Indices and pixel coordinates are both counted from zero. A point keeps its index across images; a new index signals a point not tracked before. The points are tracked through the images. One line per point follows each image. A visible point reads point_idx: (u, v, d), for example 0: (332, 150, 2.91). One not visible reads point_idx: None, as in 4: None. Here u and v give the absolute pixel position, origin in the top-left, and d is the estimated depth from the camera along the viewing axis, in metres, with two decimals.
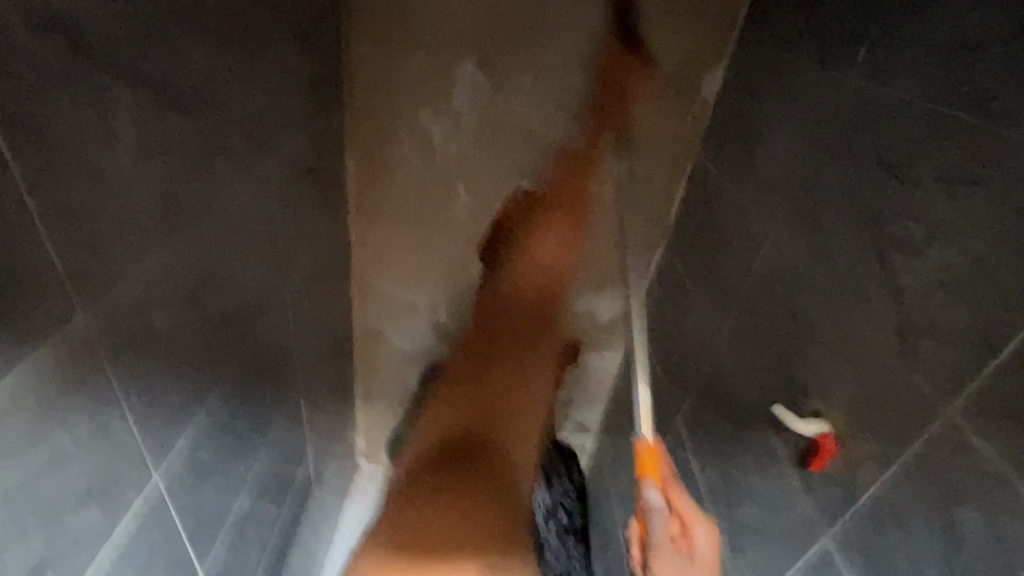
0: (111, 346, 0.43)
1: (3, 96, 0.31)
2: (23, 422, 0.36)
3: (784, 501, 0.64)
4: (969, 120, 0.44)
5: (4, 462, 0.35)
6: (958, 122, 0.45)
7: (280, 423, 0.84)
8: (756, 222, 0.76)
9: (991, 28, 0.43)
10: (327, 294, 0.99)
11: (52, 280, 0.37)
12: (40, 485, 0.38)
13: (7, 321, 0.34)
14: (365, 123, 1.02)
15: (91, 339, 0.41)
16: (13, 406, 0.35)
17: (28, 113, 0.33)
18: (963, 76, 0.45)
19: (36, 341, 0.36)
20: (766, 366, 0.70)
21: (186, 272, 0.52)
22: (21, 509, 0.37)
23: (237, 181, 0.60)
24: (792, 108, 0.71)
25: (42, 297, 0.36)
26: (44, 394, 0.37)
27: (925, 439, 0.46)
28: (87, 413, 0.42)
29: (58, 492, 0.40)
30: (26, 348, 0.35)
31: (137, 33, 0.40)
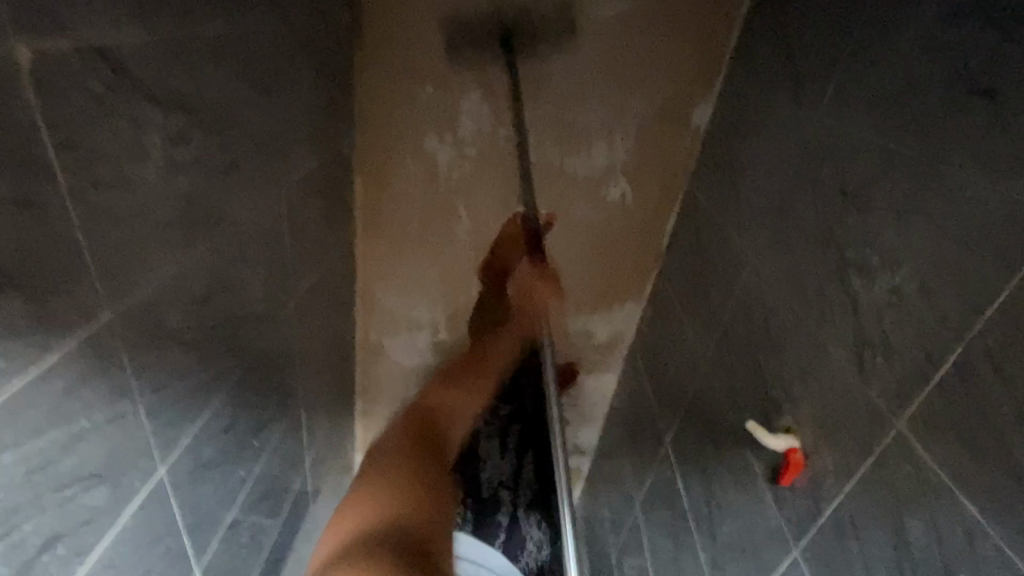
0: (129, 340, 0.48)
1: (55, 118, 0.37)
2: (50, 403, 0.40)
3: (760, 517, 0.66)
4: (914, 152, 0.48)
5: (31, 438, 0.39)
6: (905, 154, 0.49)
7: (281, 430, 0.88)
8: (738, 249, 0.81)
9: (930, 75, 0.47)
10: (332, 308, 1.04)
11: (83, 278, 0.41)
12: (58, 463, 0.42)
13: (44, 310, 0.38)
14: (374, 148, 1.08)
15: (113, 332, 0.45)
16: (43, 388, 0.39)
17: (74, 133, 0.38)
18: (909, 113, 0.49)
19: (66, 331, 0.41)
20: (746, 385, 0.72)
21: (201, 278, 0.57)
22: (42, 484, 0.41)
23: (252, 197, 0.65)
24: (771, 143, 0.76)
25: (74, 291, 0.41)
26: (68, 379, 0.42)
27: (880, 451, 0.48)
28: (104, 399, 0.46)
29: (73, 472, 0.44)
30: (57, 337, 0.40)
31: (169, 62, 0.46)
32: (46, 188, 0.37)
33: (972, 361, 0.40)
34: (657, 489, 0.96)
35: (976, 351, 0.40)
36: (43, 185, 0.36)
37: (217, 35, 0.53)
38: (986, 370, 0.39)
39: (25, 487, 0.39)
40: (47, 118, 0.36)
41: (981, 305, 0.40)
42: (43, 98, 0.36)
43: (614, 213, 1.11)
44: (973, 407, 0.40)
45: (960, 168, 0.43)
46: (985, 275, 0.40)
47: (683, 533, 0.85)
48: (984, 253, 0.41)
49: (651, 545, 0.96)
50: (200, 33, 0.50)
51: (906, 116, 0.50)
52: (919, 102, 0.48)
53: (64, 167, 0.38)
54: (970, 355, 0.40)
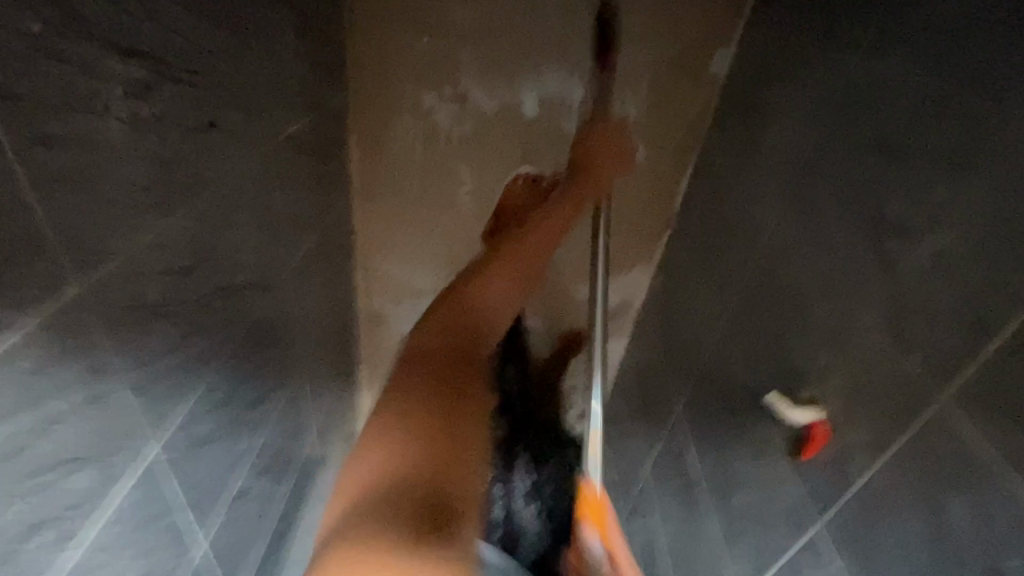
0: (107, 315, 0.44)
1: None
2: (18, 386, 0.37)
3: (777, 488, 0.64)
4: (970, 94, 0.43)
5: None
6: (959, 96, 0.43)
7: (281, 401, 0.85)
8: (759, 210, 0.75)
9: (995, 4, 0.41)
10: (330, 277, 1.01)
11: (48, 248, 0.38)
12: (35, 448, 0.39)
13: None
14: (368, 106, 1.02)
15: (87, 307, 0.42)
16: (7, 371, 0.36)
17: (19, 86, 0.34)
18: (966, 49, 0.43)
19: (28, 310, 0.37)
20: (765, 352, 0.69)
21: (184, 247, 0.53)
22: (17, 470, 0.38)
23: (236, 158, 0.60)
24: (798, 90, 0.69)
25: (39, 262, 0.37)
26: (36, 361, 0.38)
27: (917, 425, 0.45)
28: (83, 380, 0.43)
29: (54, 456, 0.41)
30: (18, 316, 0.36)
31: (128, 2, 0.41)
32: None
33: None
34: (667, 457, 0.95)
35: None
36: None
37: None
38: None
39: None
40: None
41: None
42: None
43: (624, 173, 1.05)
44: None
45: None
46: None
47: (694, 501, 0.84)
48: None
49: (661, 512, 0.95)
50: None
51: (961, 54, 0.44)
52: (979, 37, 0.42)
53: (10, 123, 0.33)
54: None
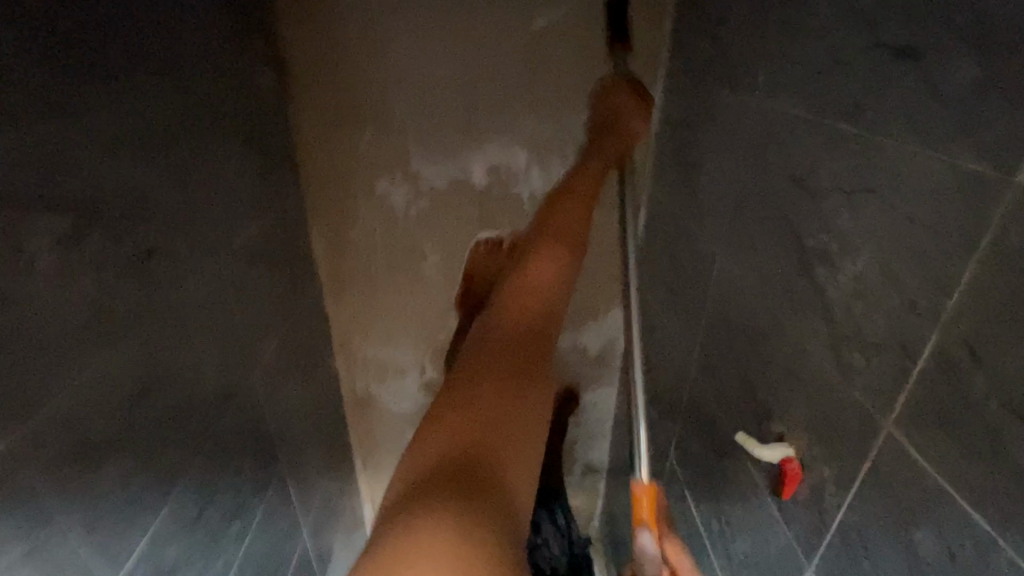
0: (49, 463, 0.45)
1: None
2: None
3: (768, 530, 0.61)
4: (860, 128, 0.44)
5: None
6: (847, 131, 0.46)
7: (266, 503, 0.84)
8: (705, 246, 0.77)
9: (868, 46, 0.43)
10: (308, 368, 1.02)
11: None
12: None
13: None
14: (324, 202, 1.04)
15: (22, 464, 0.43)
16: None
17: None
18: (852, 85, 0.45)
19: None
20: (733, 387, 0.68)
21: (133, 377, 0.54)
22: None
23: (186, 277, 0.62)
24: (721, 133, 0.71)
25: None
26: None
27: (876, 455, 0.44)
28: (26, 529, 0.44)
29: None
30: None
31: (38, 165, 0.42)
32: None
33: (958, 351, 0.36)
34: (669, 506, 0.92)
35: (961, 341, 0.36)
36: None
37: (114, 116, 0.50)
38: (979, 361, 0.35)
39: None
40: None
41: (952, 290, 0.37)
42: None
43: None
44: (968, 407, 0.36)
45: (917, 148, 0.39)
46: (964, 262, 0.36)
47: (701, 551, 0.81)
48: (961, 239, 0.36)
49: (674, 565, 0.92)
50: (90, 119, 0.47)
51: (849, 89, 0.45)
52: (861, 70, 0.44)
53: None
54: (972, 353, 0.36)
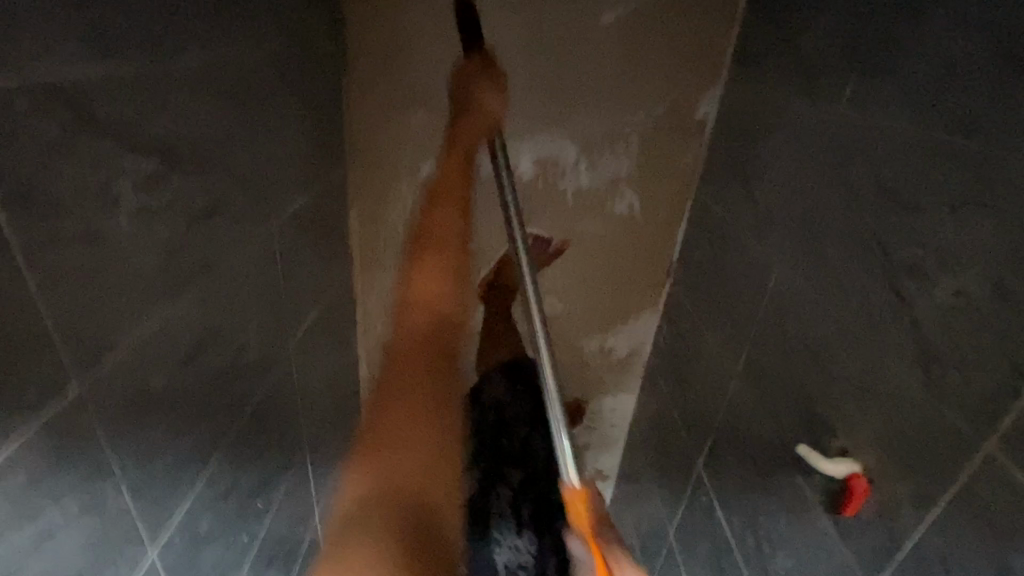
0: (103, 412, 0.41)
1: (18, 189, 0.33)
2: (7, 502, 0.34)
3: (821, 548, 0.60)
4: (985, 140, 0.42)
5: None
6: (959, 136, 0.45)
7: (287, 482, 0.82)
8: (760, 255, 0.77)
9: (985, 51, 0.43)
10: (335, 346, 1.00)
11: (13, 364, 0.33)
12: (21, 569, 0.35)
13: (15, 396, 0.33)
14: (366, 182, 1.02)
15: (83, 403, 0.39)
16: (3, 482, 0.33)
17: (39, 194, 0.34)
18: (993, 91, 0.42)
19: (25, 415, 0.34)
20: (785, 400, 0.68)
21: (192, 333, 0.52)
22: None
23: (245, 240, 0.61)
24: (792, 138, 0.71)
25: (25, 365, 0.34)
26: (31, 469, 0.35)
27: (965, 473, 0.43)
28: (84, 483, 0.40)
29: (44, 573, 0.37)
30: (9, 424, 0.33)
31: (123, 100, 0.40)
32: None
33: None
34: (692, 519, 0.93)
35: None
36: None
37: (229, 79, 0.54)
38: None
39: None
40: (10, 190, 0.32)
41: None
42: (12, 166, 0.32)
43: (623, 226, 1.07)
44: None
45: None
46: None
47: (728, 565, 0.80)
48: None
49: None
50: (212, 78, 0.51)
51: (987, 100, 0.43)
52: (981, 74, 0.43)
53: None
54: None
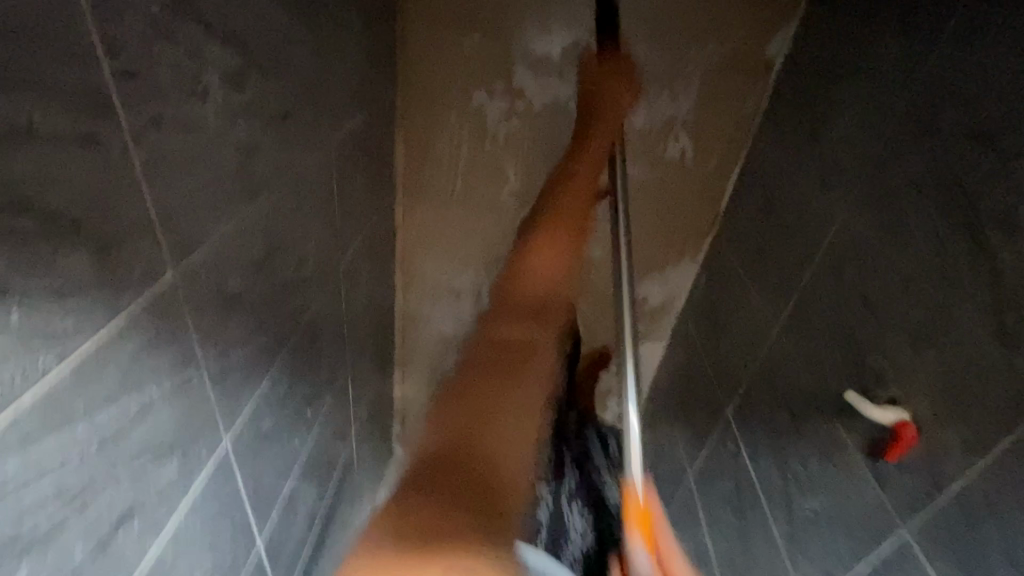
0: (189, 299, 0.42)
1: (128, 64, 0.33)
2: (123, 369, 0.35)
3: (852, 491, 0.61)
4: None
5: (109, 405, 0.34)
6: None
7: (332, 397, 0.86)
8: (820, 206, 0.75)
9: None
10: (376, 274, 1.02)
11: (122, 236, 0.34)
12: (133, 433, 0.37)
13: (125, 267, 0.34)
14: (415, 109, 1.01)
15: (174, 289, 0.40)
16: (118, 351, 0.35)
17: (144, 73, 0.34)
18: None
19: (135, 290, 0.35)
20: (832, 350, 0.68)
21: (262, 237, 0.53)
22: (120, 453, 0.36)
23: (307, 152, 0.61)
24: (873, 80, 0.68)
25: (128, 241, 0.35)
26: (139, 343, 0.37)
27: (1022, 420, 0.42)
28: (177, 364, 0.41)
29: (148, 441, 0.39)
30: (125, 297, 0.34)
31: None
32: (97, 112, 0.31)
33: None
34: (715, 463, 0.95)
35: None
36: (110, 125, 0.32)
37: None
38: None
39: (102, 458, 0.35)
40: (120, 63, 0.32)
41: None
42: (123, 39, 0.32)
43: (672, 171, 1.04)
44: None
45: None
46: None
47: (750, 505, 0.83)
48: None
49: (711, 521, 0.95)
50: None
51: None
52: None
53: (92, 59, 0.30)
54: None
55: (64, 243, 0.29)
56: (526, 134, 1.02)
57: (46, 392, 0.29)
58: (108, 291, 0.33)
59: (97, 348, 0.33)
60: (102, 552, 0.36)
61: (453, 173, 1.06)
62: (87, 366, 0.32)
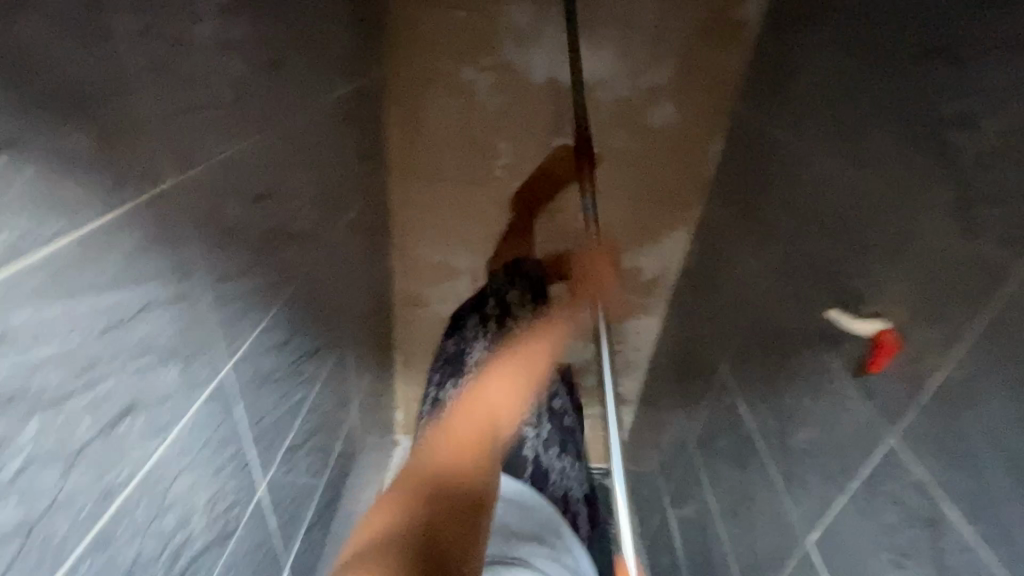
0: (193, 213, 0.45)
1: None
2: (125, 261, 0.37)
3: (841, 415, 0.62)
4: None
5: (110, 289, 0.36)
6: None
7: (331, 361, 0.87)
8: (799, 151, 0.77)
9: None
10: (371, 249, 1.04)
11: (118, 131, 0.35)
12: (134, 327, 0.39)
13: (121, 160, 0.36)
14: (408, 89, 1.04)
15: (177, 198, 0.42)
16: (117, 241, 0.36)
17: None
18: None
19: (136, 188, 0.37)
20: (815, 283, 0.69)
21: (259, 174, 0.55)
22: (122, 343, 0.38)
23: (301, 104, 0.64)
24: (839, 25, 0.71)
25: (127, 142, 0.36)
26: (140, 240, 0.39)
27: (997, 303, 0.44)
28: (176, 272, 0.43)
29: (149, 340, 0.41)
30: (126, 191, 0.37)
31: None
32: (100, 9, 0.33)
33: None
34: (715, 421, 0.96)
35: None
36: (109, 24, 0.34)
37: None
38: None
39: (106, 341, 0.36)
40: None
41: None
42: None
43: (658, 140, 1.08)
44: None
45: None
46: None
47: (749, 454, 0.83)
48: None
49: (714, 480, 0.95)
50: None
51: None
52: None
53: None
54: None
55: (80, 130, 0.32)
56: (516, 110, 1.05)
57: (44, 260, 0.31)
58: (122, 178, 0.36)
59: (96, 230, 0.34)
60: (105, 438, 0.37)
61: (445, 151, 1.09)
62: (87, 244, 0.34)
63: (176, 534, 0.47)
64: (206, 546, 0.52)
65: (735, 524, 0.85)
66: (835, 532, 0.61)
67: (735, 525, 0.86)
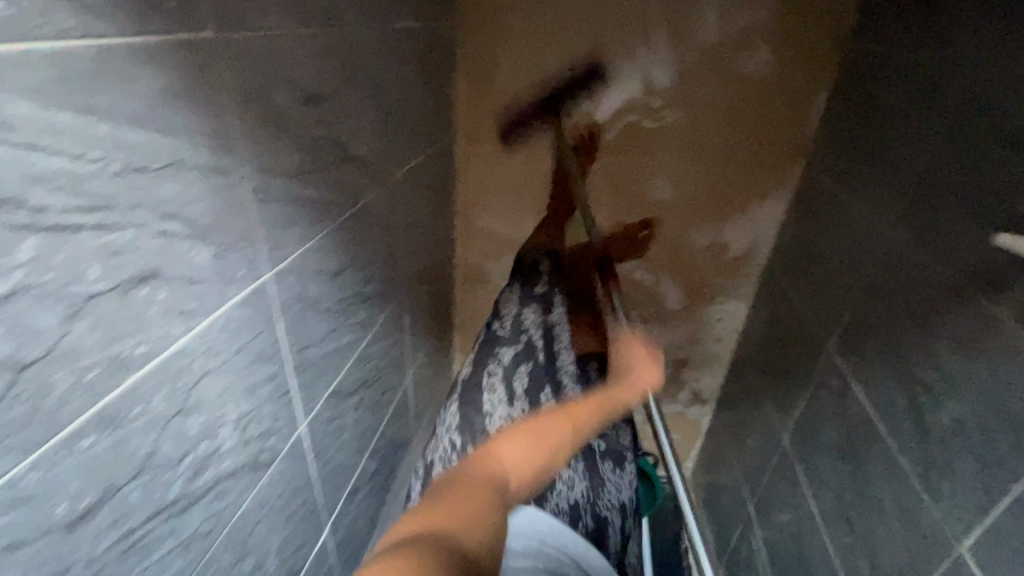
0: (235, 83, 0.41)
1: None
2: (149, 102, 0.33)
3: (1011, 379, 0.48)
4: None
5: (128, 124, 0.32)
6: None
7: (386, 315, 0.83)
8: (936, 71, 0.64)
9: None
10: (435, 210, 1.00)
11: None
12: (157, 182, 0.34)
13: None
14: (479, 44, 1.00)
15: (217, 58, 0.38)
16: (140, 74, 0.32)
17: None
18: None
19: (167, 23, 0.34)
20: (963, 222, 0.56)
21: (315, 73, 0.51)
22: (143, 196, 0.33)
23: (362, 17, 0.60)
24: None
25: None
26: (169, 86, 0.35)
27: None
28: (212, 141, 0.39)
29: (176, 204, 0.36)
30: (154, 22, 0.33)
31: None
32: None
33: None
34: (816, 411, 0.81)
35: None
36: None
37: None
38: None
39: (121, 184, 0.32)
40: None
41: None
42: None
43: (751, 93, 0.96)
44: None
45: None
46: None
47: (865, 444, 0.68)
48: None
49: (814, 479, 0.80)
50: None
51: None
52: None
53: None
54: None
55: None
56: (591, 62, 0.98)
57: (49, 57, 0.27)
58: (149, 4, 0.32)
59: (114, 52, 0.30)
60: (116, 300, 0.33)
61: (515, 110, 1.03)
62: (103, 64, 0.30)
63: (199, 442, 0.42)
64: (233, 469, 0.47)
65: (847, 531, 0.70)
66: (1005, 531, 0.47)
67: (844, 531, 0.70)
